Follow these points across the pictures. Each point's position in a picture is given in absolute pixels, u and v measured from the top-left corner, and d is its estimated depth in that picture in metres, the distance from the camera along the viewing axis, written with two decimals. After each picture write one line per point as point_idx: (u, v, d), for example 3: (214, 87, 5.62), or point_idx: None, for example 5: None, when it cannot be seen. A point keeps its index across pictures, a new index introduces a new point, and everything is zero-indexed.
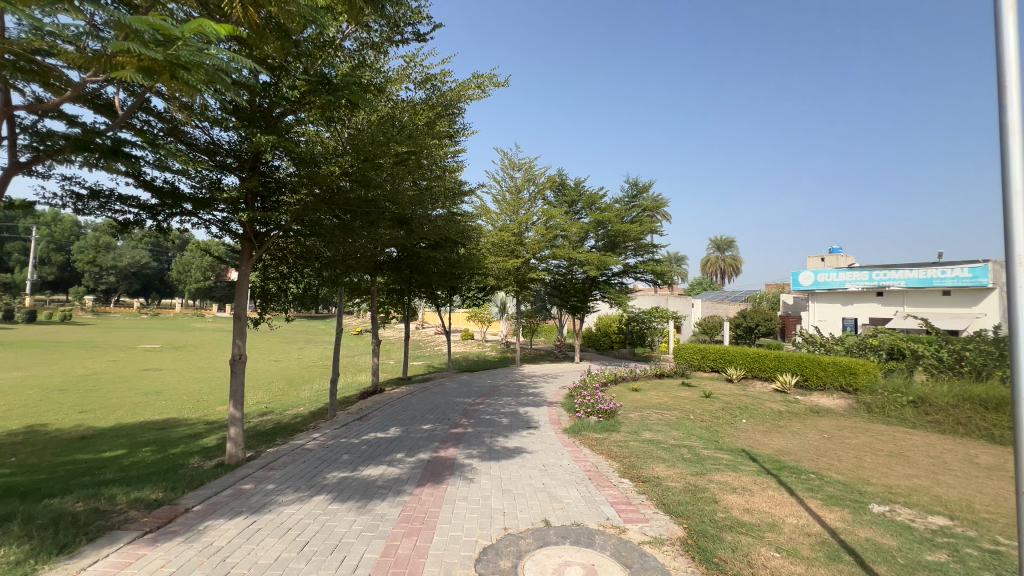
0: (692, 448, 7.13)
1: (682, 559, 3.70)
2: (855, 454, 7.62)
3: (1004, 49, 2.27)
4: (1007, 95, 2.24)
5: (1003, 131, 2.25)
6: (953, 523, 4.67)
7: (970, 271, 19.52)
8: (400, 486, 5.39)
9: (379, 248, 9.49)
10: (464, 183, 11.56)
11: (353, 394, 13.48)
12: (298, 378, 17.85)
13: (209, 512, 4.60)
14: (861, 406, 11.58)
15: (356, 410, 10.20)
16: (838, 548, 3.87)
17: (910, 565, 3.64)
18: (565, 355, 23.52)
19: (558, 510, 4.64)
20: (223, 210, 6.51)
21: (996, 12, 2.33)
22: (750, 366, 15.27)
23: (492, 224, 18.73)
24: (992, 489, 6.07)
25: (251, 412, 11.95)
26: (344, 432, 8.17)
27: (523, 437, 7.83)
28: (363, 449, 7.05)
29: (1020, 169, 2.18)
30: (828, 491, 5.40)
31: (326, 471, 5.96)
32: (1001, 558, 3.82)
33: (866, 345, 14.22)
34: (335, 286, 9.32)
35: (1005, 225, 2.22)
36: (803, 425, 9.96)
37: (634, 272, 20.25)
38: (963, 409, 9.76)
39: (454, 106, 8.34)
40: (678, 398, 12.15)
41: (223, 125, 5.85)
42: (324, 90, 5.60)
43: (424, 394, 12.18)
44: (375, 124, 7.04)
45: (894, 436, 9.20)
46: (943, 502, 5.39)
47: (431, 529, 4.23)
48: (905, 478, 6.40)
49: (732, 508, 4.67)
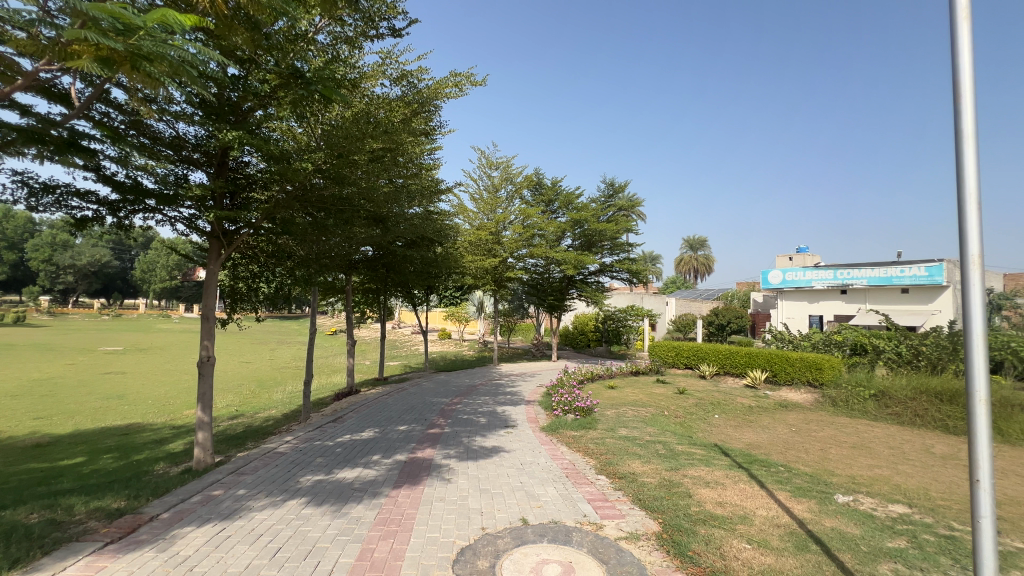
0: (667, 444, 7.27)
1: (658, 553, 3.76)
2: (821, 447, 7.89)
3: (958, 58, 2.42)
4: (962, 103, 2.38)
5: (958, 134, 2.38)
6: (912, 510, 4.89)
7: (927, 270, 20.53)
8: (376, 488, 5.31)
9: (354, 247, 9.36)
10: (440, 181, 11.50)
11: (328, 395, 13.24)
12: (269, 380, 17.41)
13: (175, 520, 4.43)
14: (826, 399, 12.02)
15: (331, 412, 10.02)
16: (805, 538, 4.00)
17: (873, 552, 3.78)
18: (542, 353, 23.66)
19: (536, 509, 4.65)
20: (189, 207, 6.28)
21: (951, 23, 2.47)
22: (722, 363, 15.66)
23: (469, 223, 18.65)
24: (947, 477, 6.40)
25: (220, 416, 11.57)
26: (318, 434, 8.00)
27: (501, 436, 7.83)
28: (337, 451, 6.91)
29: (973, 171, 2.32)
30: (796, 483, 5.58)
31: (299, 475, 5.81)
32: (956, 544, 4.02)
33: (831, 341, 14.80)
34: (308, 285, 9.11)
35: (960, 222, 2.35)
36: (773, 419, 10.28)
37: (610, 271, 20.48)
38: (919, 401, 10.23)
39: (431, 103, 8.27)
40: (653, 395, 12.38)
41: (188, 119, 5.64)
42: (297, 84, 5.44)
43: (401, 394, 12.05)
44: (349, 119, 6.86)
45: (857, 428, 9.58)
46: (902, 491, 5.64)
47: (407, 531, 4.19)
48: (867, 468, 6.67)
49: (705, 502, 4.78)
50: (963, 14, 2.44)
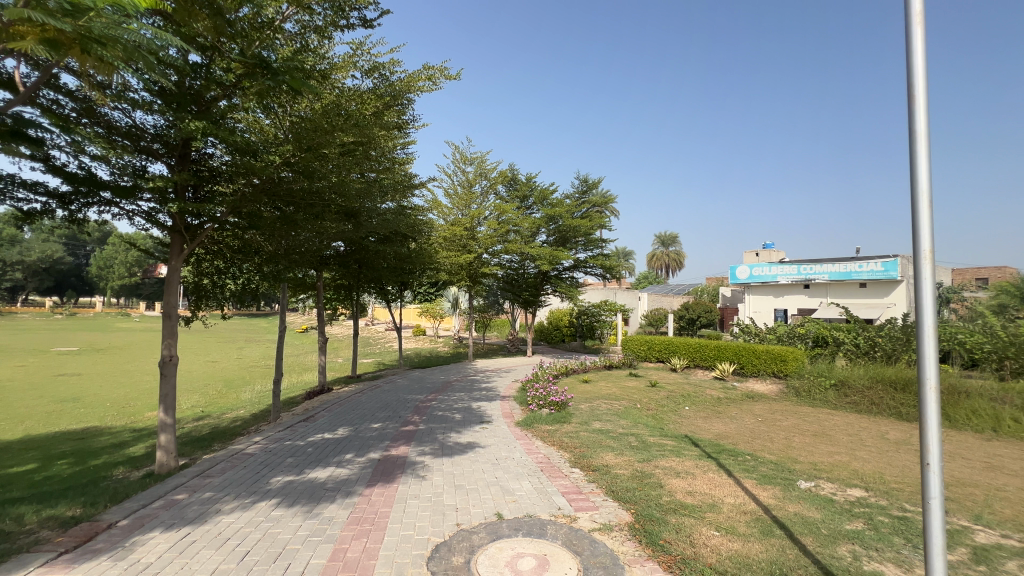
0: (639, 436, 7.41)
1: (630, 543, 3.84)
2: (786, 435, 8.19)
3: (912, 62, 2.53)
4: (916, 104, 2.50)
5: (913, 134, 2.49)
6: (868, 494, 5.14)
7: (882, 266, 21.60)
8: (350, 487, 5.22)
9: (324, 242, 9.14)
10: (414, 175, 11.36)
11: (299, 394, 12.94)
12: (237, 379, 16.87)
13: (136, 526, 4.25)
14: (790, 390, 12.48)
15: (301, 411, 9.80)
16: (770, 524, 4.15)
17: (833, 535, 3.95)
18: (517, 349, 23.72)
19: (511, 503, 4.67)
20: (148, 200, 5.99)
21: (906, 26, 2.58)
22: (692, 356, 16.06)
23: (443, 219, 18.49)
24: (900, 462, 6.75)
25: (184, 417, 11.14)
26: (288, 434, 7.81)
27: (476, 432, 7.82)
28: (309, 451, 6.76)
29: (926, 170, 2.44)
30: (761, 471, 5.79)
31: (269, 476, 5.66)
32: (908, 524, 4.24)
33: (794, 334, 15.39)
34: (277, 282, 8.86)
35: (914, 218, 2.47)
36: (740, 410, 10.62)
37: (584, 267, 20.67)
38: (876, 390, 10.75)
39: (404, 96, 8.14)
40: (626, 388, 12.60)
41: (146, 108, 5.37)
42: (263, 74, 5.25)
43: (374, 392, 11.88)
44: (319, 111, 6.67)
45: (819, 417, 9.99)
46: (859, 476, 5.92)
47: (381, 530, 4.14)
48: (827, 455, 6.97)
49: (676, 491, 4.90)
50: (917, 19, 2.55)
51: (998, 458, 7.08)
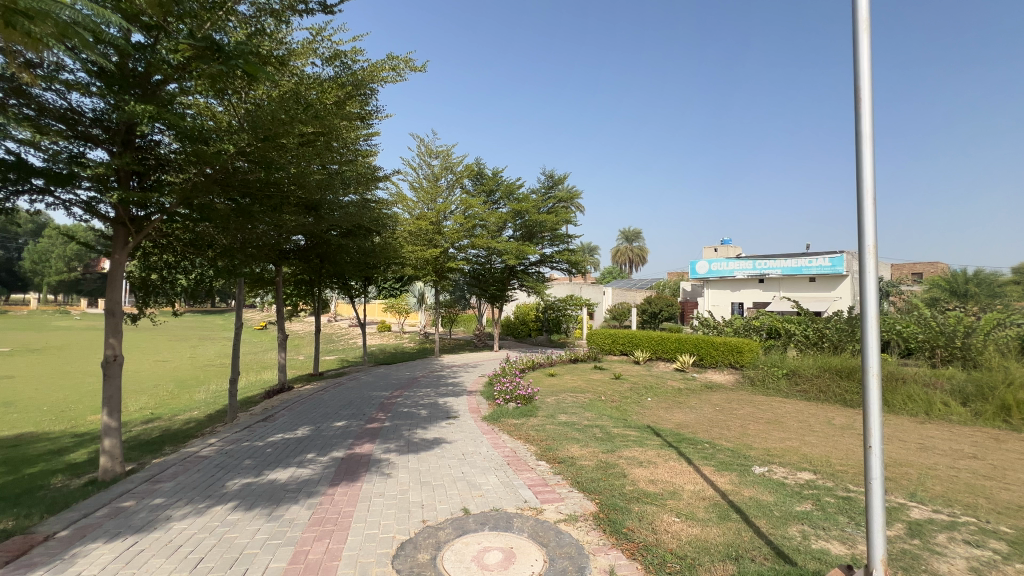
0: (604, 427, 7.57)
1: (595, 533, 3.91)
2: (741, 423, 8.55)
3: (859, 65, 2.67)
4: (862, 105, 2.64)
5: (858, 135, 2.64)
6: (817, 477, 5.44)
7: (830, 261, 22.81)
8: (311, 487, 5.08)
9: (283, 235, 8.81)
10: (378, 168, 11.11)
11: (257, 393, 12.46)
12: (190, 379, 16.09)
13: (76, 537, 3.98)
14: (745, 379, 13.05)
15: (259, 411, 9.42)
16: (727, 509, 4.33)
17: (785, 517, 4.16)
18: (484, 344, 23.71)
19: (477, 498, 4.67)
20: (88, 188, 5.58)
21: (853, 32, 2.71)
22: (655, 349, 16.52)
23: (409, 212, 18.20)
24: (844, 445, 7.18)
25: (131, 420, 10.54)
26: (246, 435, 7.51)
27: (443, 427, 7.76)
28: (268, 452, 6.52)
29: (870, 169, 2.58)
30: (719, 458, 6.02)
31: (226, 479, 5.43)
32: (851, 503, 4.53)
33: (749, 326, 16.09)
34: (232, 277, 8.46)
35: (859, 214, 2.62)
36: (700, 400, 11.02)
37: (550, 262, 20.82)
38: (823, 378, 11.38)
39: (366, 86, 7.93)
40: (591, 381, 12.83)
41: (83, 90, 4.98)
42: (215, 58, 4.96)
43: (337, 389, 11.59)
44: (276, 99, 6.38)
45: (772, 405, 10.50)
46: (809, 460, 6.25)
47: (344, 530, 4.04)
48: (779, 441, 7.33)
49: (639, 480, 5.04)
50: (864, 25, 2.68)
51: (929, 439, 7.64)
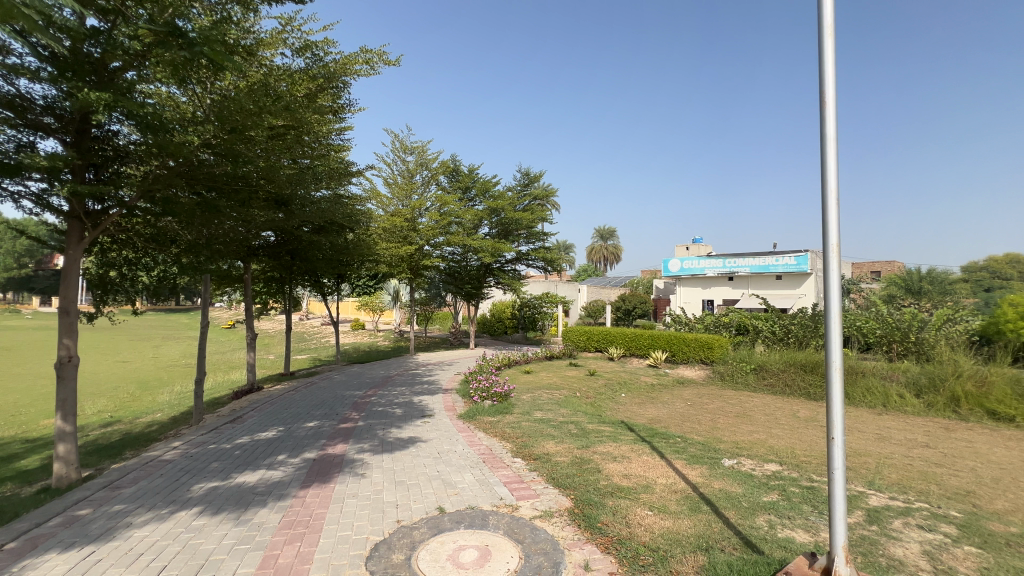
0: (578, 423, 7.64)
1: (570, 528, 3.95)
2: (711, 418, 8.79)
3: (824, 70, 2.75)
4: (826, 108, 2.73)
5: (823, 138, 2.73)
6: (783, 468, 5.63)
7: (795, 259, 23.65)
8: (281, 490, 4.94)
9: (252, 231, 8.52)
10: (350, 163, 10.90)
11: (225, 394, 12.07)
12: (153, 380, 15.46)
13: (27, 549, 3.77)
14: (715, 374, 13.40)
15: (227, 413, 9.12)
16: (697, 501, 4.43)
17: (752, 507, 4.29)
18: (460, 342, 23.61)
19: (453, 497, 4.64)
20: (38, 179, 5.27)
21: (818, 38, 2.80)
22: (628, 345, 16.79)
23: (383, 209, 17.93)
24: (807, 437, 7.46)
25: (88, 424, 10.05)
26: (212, 438, 7.26)
27: (418, 426, 7.69)
28: (235, 455, 6.32)
29: (834, 170, 2.67)
30: (690, 451, 6.16)
31: (191, 484, 5.23)
32: (815, 493, 4.70)
33: (719, 323, 16.52)
34: (197, 274, 8.14)
35: (823, 214, 2.70)
36: (672, 395, 11.27)
37: (526, 259, 20.85)
38: (789, 372, 11.79)
39: (338, 79, 7.76)
40: (566, 378, 12.95)
41: (32, 75, 4.69)
42: (176, 44, 4.72)
43: (309, 389, 11.34)
44: (244, 90, 6.16)
45: (740, 399, 10.82)
46: (775, 452, 6.47)
47: (316, 532, 3.96)
48: (747, 434, 7.56)
49: (613, 475, 5.11)
50: (829, 31, 2.77)
51: (886, 429, 8.02)
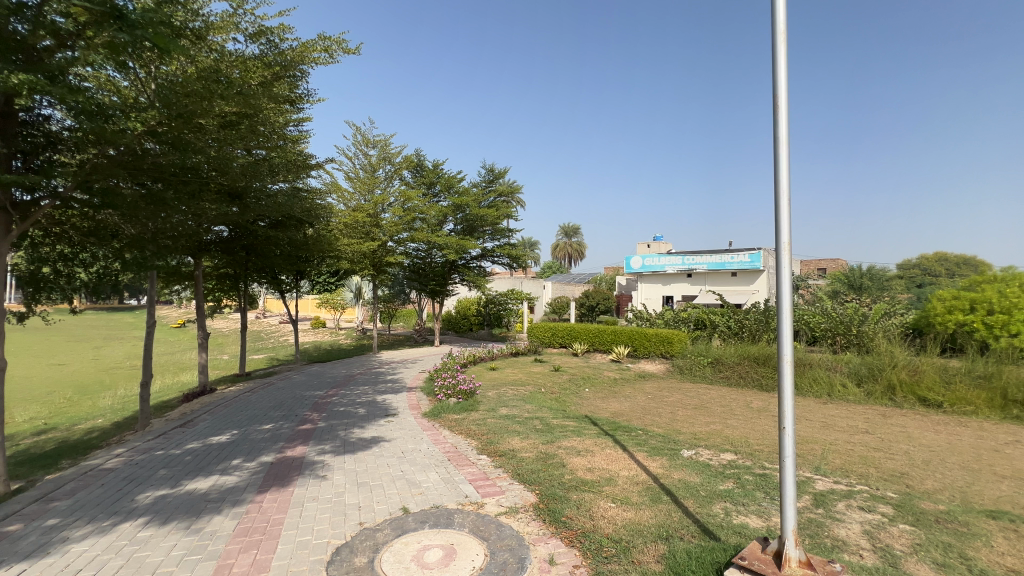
0: (543, 419, 7.71)
1: (535, 523, 3.98)
2: (671, 410, 9.08)
3: (778, 73, 2.87)
4: (779, 111, 2.85)
5: (776, 139, 2.84)
6: (738, 457, 5.87)
7: (749, 257, 24.72)
8: (236, 496, 4.73)
9: (202, 225, 8.06)
10: (309, 155, 10.53)
11: (174, 397, 11.46)
12: (93, 383, 14.46)
13: None
14: (675, 368, 13.82)
15: (177, 417, 8.66)
16: (658, 492, 4.56)
17: (709, 496, 4.46)
18: (425, 339, 23.34)
19: (417, 496, 4.58)
20: None
21: (772, 42, 2.91)
22: (592, 341, 17.10)
23: (344, 203, 17.45)
24: (759, 426, 7.83)
25: (19, 432, 9.31)
26: (160, 443, 6.87)
27: (381, 425, 7.54)
28: (186, 461, 6.00)
29: (786, 170, 2.79)
30: (651, 444, 6.33)
31: (136, 493, 4.93)
32: (767, 480, 4.94)
33: (679, 318, 17.18)
34: (142, 270, 7.64)
35: (777, 213, 2.81)
36: (633, 389, 11.55)
37: (491, 256, 20.81)
38: (743, 365, 12.32)
39: (295, 67, 7.49)
40: (531, 374, 13.04)
41: None
42: (113, 22, 4.36)
43: (266, 390, 10.90)
44: (192, 75, 5.81)
45: (698, 392, 11.21)
46: (731, 442, 6.75)
47: (274, 538, 3.82)
48: (705, 425, 7.86)
49: (577, 469, 5.18)
50: (782, 36, 2.88)
51: (830, 417, 8.51)
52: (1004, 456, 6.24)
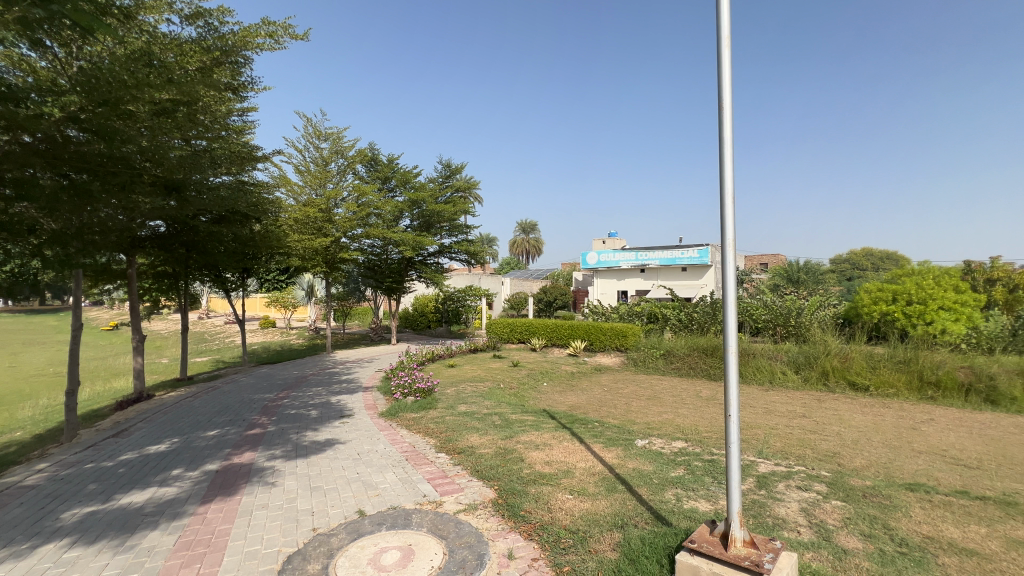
0: (502, 414, 7.73)
1: (494, 519, 3.99)
2: (626, 401, 9.36)
3: (722, 78, 2.98)
4: (724, 113, 2.96)
5: (722, 140, 2.96)
6: (688, 444, 6.14)
7: (698, 253, 25.80)
8: (177, 508, 4.46)
9: (134, 219, 7.47)
10: (255, 147, 10.01)
11: (106, 405, 10.63)
12: (10, 394, 13.16)
13: None
14: (630, 360, 14.25)
15: (109, 426, 8.03)
16: (614, 481, 4.69)
17: (662, 483, 4.63)
18: (382, 338, 22.84)
19: (374, 498, 4.48)
20: None
21: (717, 48, 3.01)
22: (550, 336, 17.33)
23: (294, 198, 16.73)
24: (707, 414, 8.22)
25: None
26: (89, 455, 6.36)
27: (336, 427, 7.32)
28: (120, 473, 5.58)
29: (731, 169, 2.92)
30: (607, 435, 6.49)
31: (62, 511, 4.54)
32: (714, 465, 5.19)
33: (633, 312, 17.69)
34: (66, 268, 7.01)
35: (722, 213, 2.94)
36: (590, 382, 11.82)
37: (449, 252, 20.62)
38: (693, 356, 12.85)
39: (237, 53, 7.09)
40: (490, 369, 13.05)
41: None
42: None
43: (211, 395, 10.32)
44: (120, 58, 5.34)
45: (651, 383, 11.62)
46: (682, 430, 7.05)
47: (220, 551, 3.62)
48: (657, 415, 8.16)
49: (536, 463, 5.24)
50: (726, 42, 3.00)
51: (772, 403, 9.06)
52: (920, 433, 6.87)
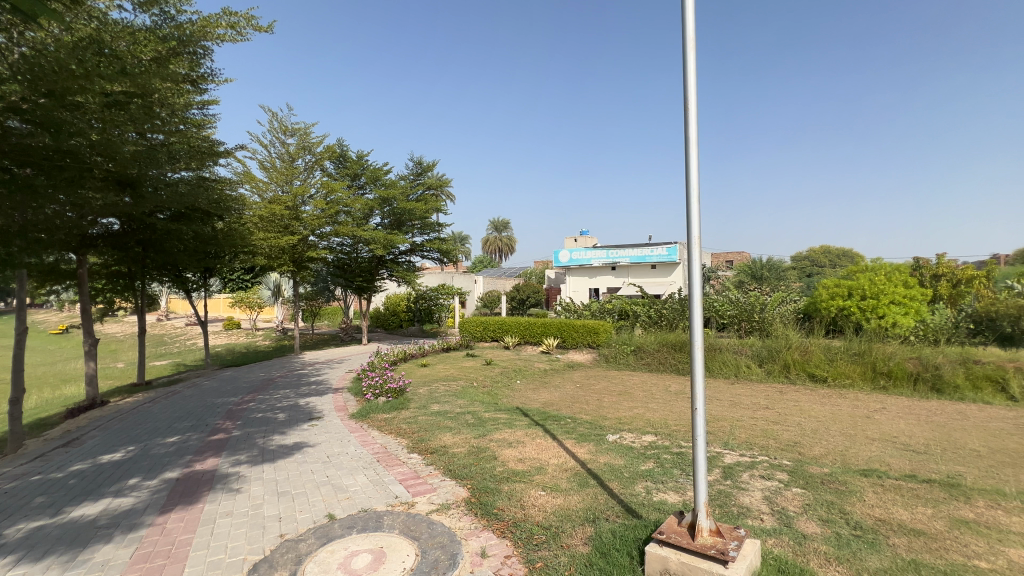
0: (475, 413, 7.71)
1: (467, 518, 3.97)
2: (598, 397, 9.49)
3: (687, 80, 3.05)
4: (690, 114, 3.03)
5: (687, 140, 3.03)
6: (657, 438, 6.29)
7: (666, 250, 26.37)
8: (133, 519, 4.26)
9: (84, 216, 7.06)
10: (217, 142, 9.64)
11: (55, 413, 10.05)
12: None
13: None
14: (601, 357, 14.45)
15: (58, 435, 7.59)
16: (585, 476, 4.74)
17: (632, 476, 4.72)
18: (353, 338, 22.40)
19: (344, 501, 4.40)
20: None
21: (683, 49, 3.08)
22: (523, 334, 17.38)
23: (259, 194, 16.21)
24: (676, 408, 8.43)
25: None
26: (36, 467, 5.99)
27: (304, 430, 7.14)
28: (70, 484, 5.29)
29: (696, 170, 2.99)
30: (579, 431, 6.57)
31: (5, 526, 4.27)
32: (682, 457, 5.32)
33: (604, 309, 17.93)
34: (8, 268, 6.56)
35: (688, 212, 3.01)
36: (563, 378, 11.94)
37: (421, 250, 20.40)
38: (662, 351, 13.14)
39: (195, 44, 6.80)
40: (463, 368, 13.00)
41: None
42: None
43: (171, 400, 9.90)
44: (67, 46, 5.03)
45: (622, 379, 11.84)
46: (652, 424, 7.20)
47: (180, 562, 3.48)
48: (628, 410, 8.32)
49: (509, 461, 5.24)
50: (692, 44, 3.06)
51: (737, 396, 9.37)
52: (873, 421, 7.23)
